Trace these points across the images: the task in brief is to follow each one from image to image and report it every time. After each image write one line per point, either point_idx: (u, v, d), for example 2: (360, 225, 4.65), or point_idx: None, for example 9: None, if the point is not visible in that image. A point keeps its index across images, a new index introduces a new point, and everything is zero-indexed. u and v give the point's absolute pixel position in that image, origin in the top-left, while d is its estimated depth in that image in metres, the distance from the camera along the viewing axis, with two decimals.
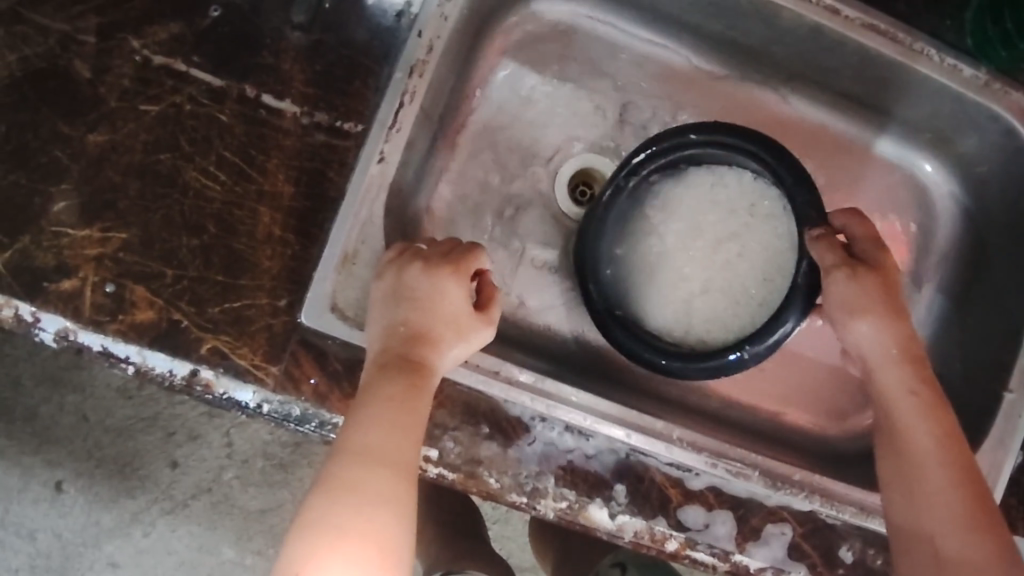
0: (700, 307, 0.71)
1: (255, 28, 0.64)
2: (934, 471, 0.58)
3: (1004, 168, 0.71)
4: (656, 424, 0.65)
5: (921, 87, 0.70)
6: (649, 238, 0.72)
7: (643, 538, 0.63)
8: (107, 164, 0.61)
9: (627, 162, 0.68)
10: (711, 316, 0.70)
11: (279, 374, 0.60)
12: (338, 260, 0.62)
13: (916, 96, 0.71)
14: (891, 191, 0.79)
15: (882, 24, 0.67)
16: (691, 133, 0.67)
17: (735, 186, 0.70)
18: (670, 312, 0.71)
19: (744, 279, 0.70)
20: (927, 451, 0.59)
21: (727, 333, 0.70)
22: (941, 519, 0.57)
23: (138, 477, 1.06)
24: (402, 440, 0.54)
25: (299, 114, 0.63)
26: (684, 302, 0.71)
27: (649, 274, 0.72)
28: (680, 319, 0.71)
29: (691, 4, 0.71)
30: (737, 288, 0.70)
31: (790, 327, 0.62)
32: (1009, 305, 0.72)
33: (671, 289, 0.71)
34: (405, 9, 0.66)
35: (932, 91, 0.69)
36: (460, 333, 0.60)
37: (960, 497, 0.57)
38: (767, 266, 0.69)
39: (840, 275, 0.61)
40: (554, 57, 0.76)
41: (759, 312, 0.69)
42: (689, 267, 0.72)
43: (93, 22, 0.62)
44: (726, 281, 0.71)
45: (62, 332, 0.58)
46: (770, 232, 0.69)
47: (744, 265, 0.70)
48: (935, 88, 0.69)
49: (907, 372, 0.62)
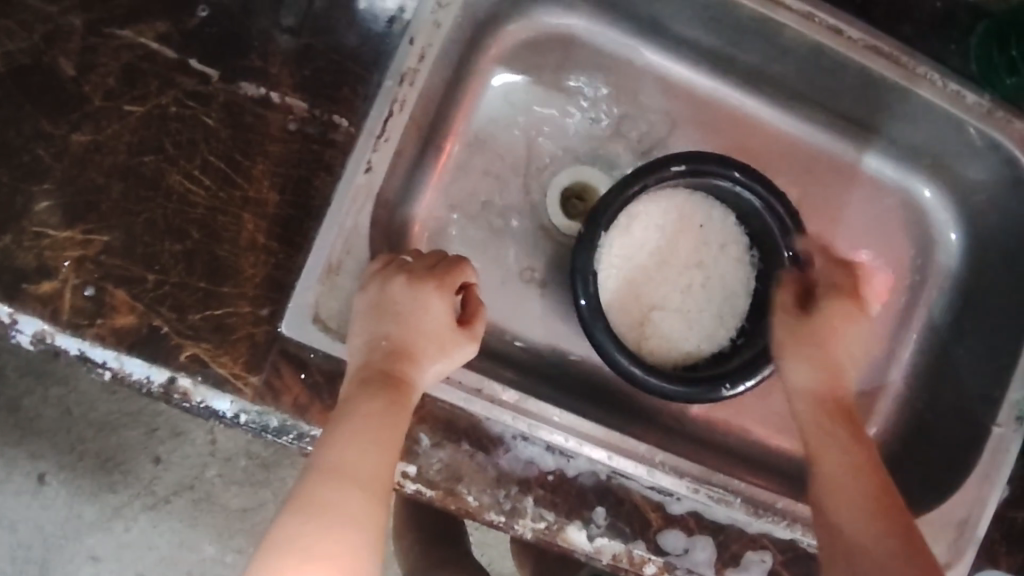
0: (657, 323, 0.70)
1: (243, 29, 0.63)
2: (851, 475, 0.55)
3: (1005, 198, 0.70)
4: (639, 447, 0.64)
5: (936, 123, 0.69)
6: (628, 247, 0.70)
7: (622, 561, 0.62)
8: (90, 164, 0.60)
9: (666, 166, 0.64)
10: (665, 334, 0.70)
11: (258, 384, 0.60)
12: (322, 270, 0.61)
13: (930, 128, 0.70)
14: (875, 217, 0.77)
15: (885, 46, 0.65)
16: (737, 171, 0.65)
17: (717, 222, 0.71)
18: (634, 328, 0.70)
19: (702, 307, 0.71)
20: (844, 458, 0.56)
21: (675, 358, 0.70)
22: (862, 519, 0.52)
23: (121, 472, 1.05)
24: (378, 458, 0.53)
25: (287, 120, 0.62)
26: (643, 316, 0.70)
27: (622, 284, 0.70)
28: (639, 332, 0.70)
29: (690, 17, 0.70)
30: (692, 312, 0.71)
31: (767, 371, 0.65)
32: (1002, 335, 0.71)
33: (637, 303, 0.70)
34: (398, 15, 0.64)
35: (947, 124, 0.68)
36: (442, 349, 0.59)
37: (876, 501, 0.53)
38: (724, 303, 0.71)
39: (785, 319, 0.62)
40: (549, 66, 0.74)
41: (704, 343, 0.70)
42: (655, 284, 0.71)
43: (79, 19, 0.61)
44: (685, 304, 0.71)
45: (40, 334, 0.57)
46: (736, 274, 0.71)
47: (703, 294, 0.71)
48: (950, 122, 0.68)
49: (825, 387, 0.60)
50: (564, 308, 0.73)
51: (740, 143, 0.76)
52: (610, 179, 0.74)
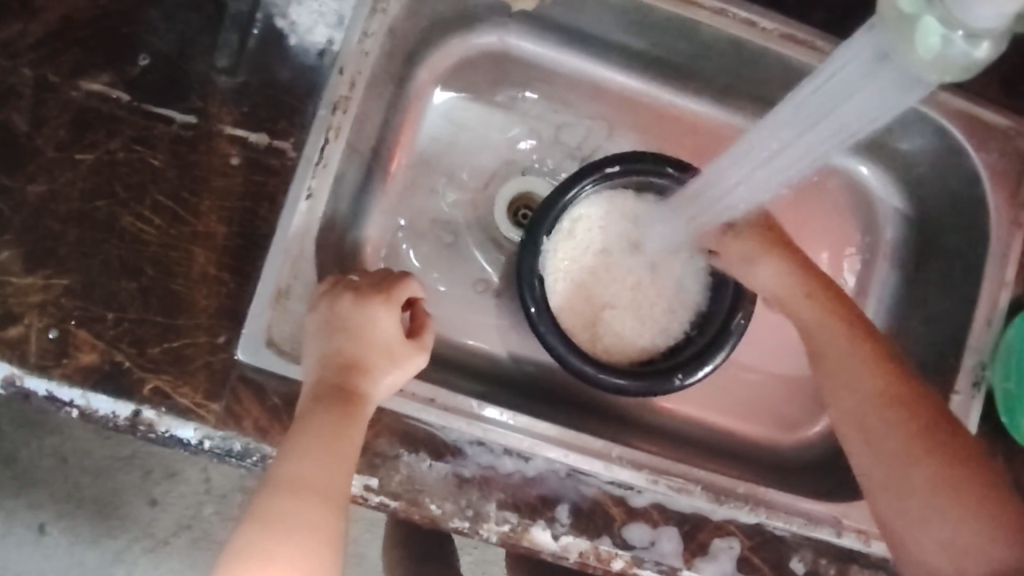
0: (609, 321, 0.72)
1: (183, 73, 0.65)
2: (905, 483, 0.54)
3: (942, 171, 0.74)
4: (595, 443, 0.65)
5: (854, 88, 0.51)
6: (574, 250, 0.72)
7: (589, 558, 0.63)
8: (47, 214, 0.62)
9: (605, 168, 0.68)
10: (619, 332, 0.72)
11: (220, 411, 0.62)
12: (271, 296, 0.63)
13: (853, 100, 0.52)
14: (776, 268, 0.66)
15: (801, 33, 0.68)
16: (670, 167, 0.68)
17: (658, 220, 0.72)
18: (586, 328, 0.72)
19: (653, 302, 0.72)
20: (904, 471, 0.54)
21: (628, 360, 0.71)
22: (931, 512, 0.52)
23: (119, 517, 1.07)
24: (332, 468, 0.54)
25: (230, 155, 0.65)
26: (593, 314, 0.72)
27: (571, 285, 0.72)
28: (590, 330, 0.72)
29: (618, 25, 0.72)
30: (643, 308, 0.72)
31: (720, 359, 0.67)
32: (953, 307, 0.73)
33: (586, 302, 0.72)
34: (328, 48, 0.67)
35: (863, 38, 0.48)
36: (391, 359, 0.61)
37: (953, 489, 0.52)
38: (673, 298, 0.72)
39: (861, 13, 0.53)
40: (486, 83, 0.77)
41: (658, 336, 0.72)
42: (602, 283, 0.73)
43: (28, 76, 0.63)
44: (635, 300, 0.72)
45: (8, 378, 0.59)
46: (680, 268, 0.72)
47: (652, 290, 0.72)
48: (886, 52, 0.47)
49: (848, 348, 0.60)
50: (517, 319, 0.75)
51: (673, 142, 0.80)
52: (553, 185, 0.77)
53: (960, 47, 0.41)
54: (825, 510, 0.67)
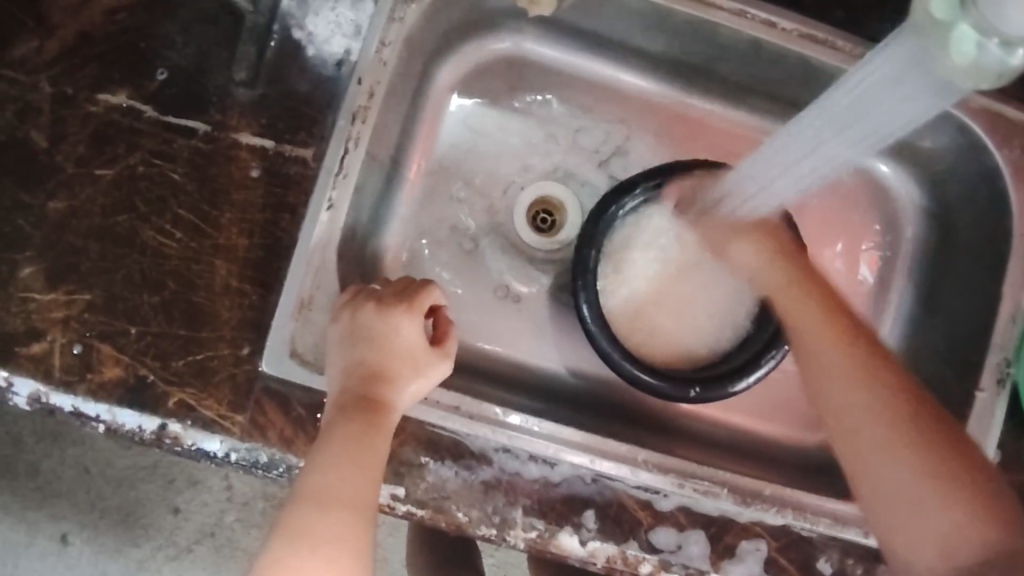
0: (650, 320, 0.74)
1: (201, 86, 0.65)
2: (875, 461, 0.52)
3: (963, 167, 0.73)
4: (621, 448, 0.65)
5: (882, 94, 0.51)
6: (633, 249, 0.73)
7: (616, 563, 0.63)
8: (68, 229, 0.62)
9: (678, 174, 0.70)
10: (658, 331, 0.74)
11: (245, 422, 0.62)
12: (294, 306, 0.62)
13: (884, 106, 0.52)
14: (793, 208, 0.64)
15: (819, 32, 0.67)
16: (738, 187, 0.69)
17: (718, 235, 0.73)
18: (628, 319, 0.74)
19: (699, 313, 0.74)
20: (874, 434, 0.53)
21: (664, 356, 0.73)
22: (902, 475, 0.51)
23: (141, 526, 1.07)
24: (360, 479, 0.54)
25: (249, 167, 0.65)
26: (638, 309, 0.74)
27: (623, 279, 0.74)
28: (631, 325, 0.74)
29: (636, 28, 0.72)
30: (689, 316, 0.74)
31: (767, 368, 0.68)
32: (974, 304, 0.73)
33: (635, 297, 0.74)
34: (345, 57, 0.66)
35: (892, 45, 0.48)
36: (416, 368, 0.60)
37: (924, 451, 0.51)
38: (723, 311, 0.73)
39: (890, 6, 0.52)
40: (503, 88, 0.77)
41: (697, 342, 0.74)
42: (653, 284, 0.74)
43: (47, 92, 0.63)
44: (683, 308, 0.74)
45: (35, 395, 0.60)
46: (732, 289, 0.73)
47: (700, 302, 0.74)
48: (915, 60, 0.47)
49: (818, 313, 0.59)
50: (538, 322, 0.75)
51: (692, 144, 0.80)
52: (569, 189, 0.78)
53: (994, 54, 0.41)
54: (852, 510, 0.67)
